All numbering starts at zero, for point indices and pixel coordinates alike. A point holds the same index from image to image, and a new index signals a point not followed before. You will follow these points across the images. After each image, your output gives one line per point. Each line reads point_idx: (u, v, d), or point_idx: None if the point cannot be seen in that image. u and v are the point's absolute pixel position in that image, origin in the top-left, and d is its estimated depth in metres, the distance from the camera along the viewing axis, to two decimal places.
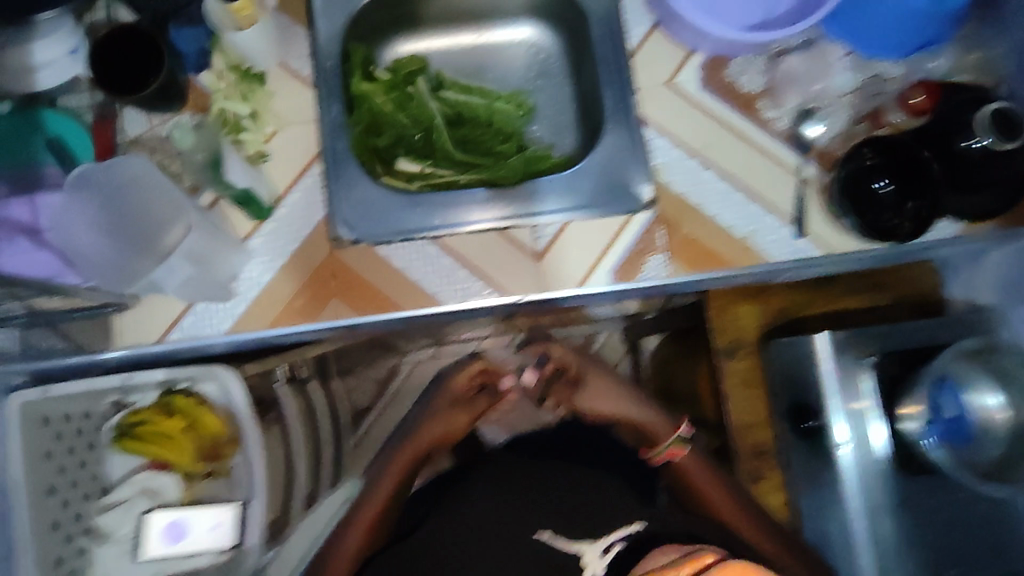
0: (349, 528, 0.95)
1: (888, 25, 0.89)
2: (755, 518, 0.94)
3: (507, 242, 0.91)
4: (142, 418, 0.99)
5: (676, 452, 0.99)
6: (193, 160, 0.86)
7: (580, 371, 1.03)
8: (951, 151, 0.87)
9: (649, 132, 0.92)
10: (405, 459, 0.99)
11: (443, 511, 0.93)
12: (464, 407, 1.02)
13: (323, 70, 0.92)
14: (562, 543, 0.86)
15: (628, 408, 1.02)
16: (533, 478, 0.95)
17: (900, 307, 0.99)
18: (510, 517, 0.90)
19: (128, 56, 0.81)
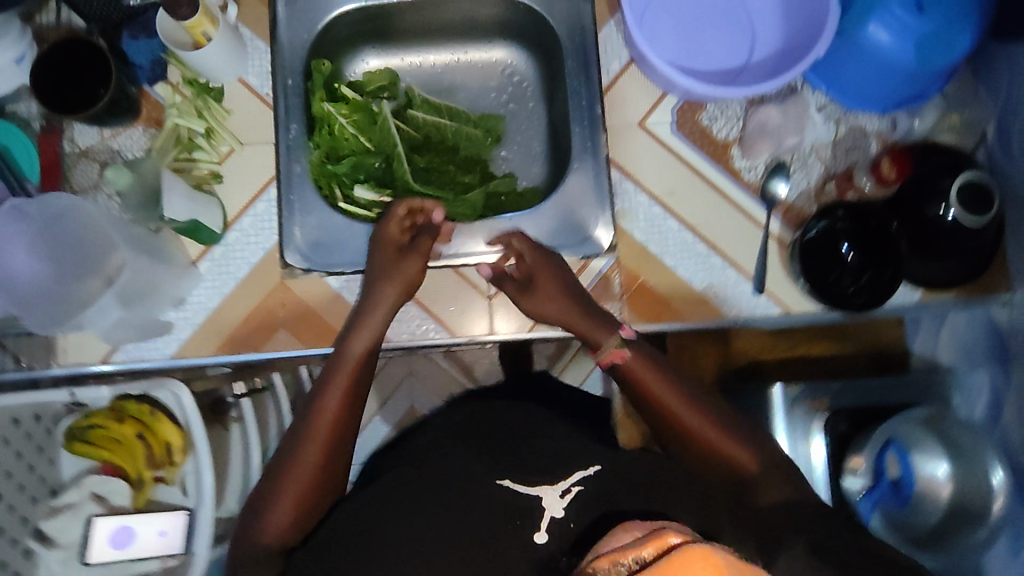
0: (297, 439, 0.72)
1: (866, 79, 0.85)
2: (739, 436, 0.74)
3: (462, 282, 0.90)
4: (93, 421, 0.87)
5: (619, 354, 0.77)
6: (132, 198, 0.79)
7: (532, 270, 0.82)
8: (924, 217, 0.83)
9: (615, 175, 0.90)
10: (360, 346, 0.78)
11: (405, 465, 0.75)
12: (397, 268, 0.81)
13: (284, 88, 0.88)
14: (520, 489, 0.67)
15: (571, 310, 0.80)
16: (527, 429, 0.75)
17: (862, 357, 0.97)
18: (472, 470, 0.71)
19: (77, 71, 0.78)
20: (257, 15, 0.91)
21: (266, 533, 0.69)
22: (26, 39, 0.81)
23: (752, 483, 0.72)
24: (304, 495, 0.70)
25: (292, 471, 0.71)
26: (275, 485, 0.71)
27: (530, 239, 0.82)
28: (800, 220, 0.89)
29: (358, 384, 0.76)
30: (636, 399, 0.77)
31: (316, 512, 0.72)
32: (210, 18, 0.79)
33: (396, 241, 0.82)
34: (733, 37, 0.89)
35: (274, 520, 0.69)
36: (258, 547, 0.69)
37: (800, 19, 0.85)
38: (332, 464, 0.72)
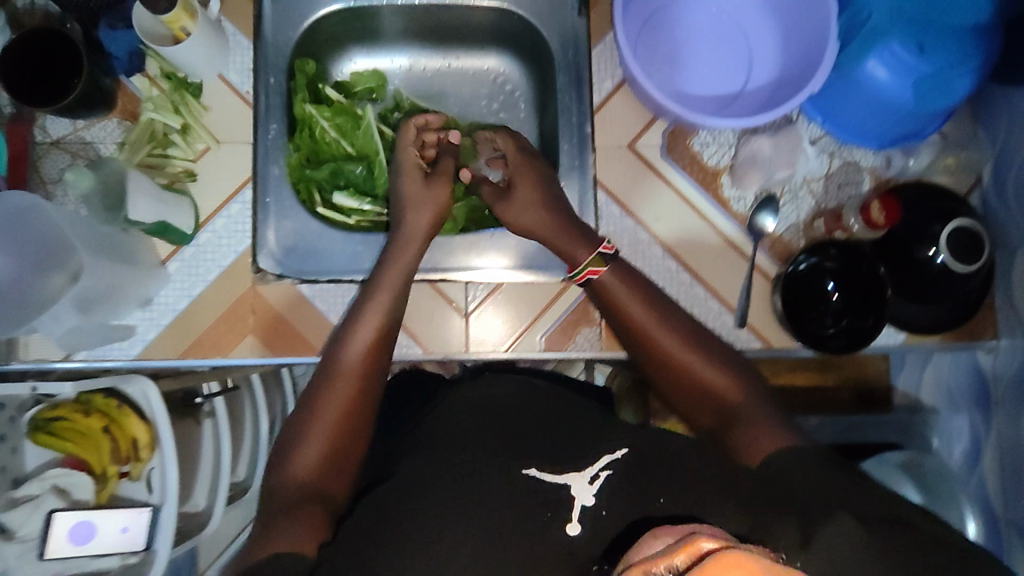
0: (326, 376, 0.69)
1: (863, 114, 0.83)
2: (724, 368, 0.69)
3: (439, 298, 0.87)
4: (59, 412, 0.81)
5: (596, 271, 0.76)
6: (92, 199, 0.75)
7: (513, 172, 0.82)
8: (914, 260, 0.82)
9: (601, 197, 0.88)
10: (390, 289, 0.74)
11: (423, 447, 0.66)
12: (424, 198, 0.80)
13: (265, 86, 0.85)
14: (549, 477, 0.59)
15: (549, 217, 0.79)
16: (554, 407, 0.69)
17: (845, 390, 0.95)
18: (485, 450, 0.63)
19: (48, 62, 0.75)
20: (241, 10, 0.87)
21: (294, 475, 0.63)
22: None
23: (736, 415, 0.66)
24: (336, 434, 0.66)
25: (323, 407, 0.67)
26: (303, 423, 0.66)
27: (517, 141, 0.84)
28: (787, 253, 0.87)
29: (378, 352, 0.71)
30: (617, 328, 0.74)
31: (347, 462, 0.66)
32: (189, 14, 0.76)
33: (416, 164, 0.82)
34: (729, 63, 0.87)
35: (302, 459, 0.64)
36: (287, 489, 0.63)
37: (799, 49, 0.83)
38: (363, 403, 0.68)
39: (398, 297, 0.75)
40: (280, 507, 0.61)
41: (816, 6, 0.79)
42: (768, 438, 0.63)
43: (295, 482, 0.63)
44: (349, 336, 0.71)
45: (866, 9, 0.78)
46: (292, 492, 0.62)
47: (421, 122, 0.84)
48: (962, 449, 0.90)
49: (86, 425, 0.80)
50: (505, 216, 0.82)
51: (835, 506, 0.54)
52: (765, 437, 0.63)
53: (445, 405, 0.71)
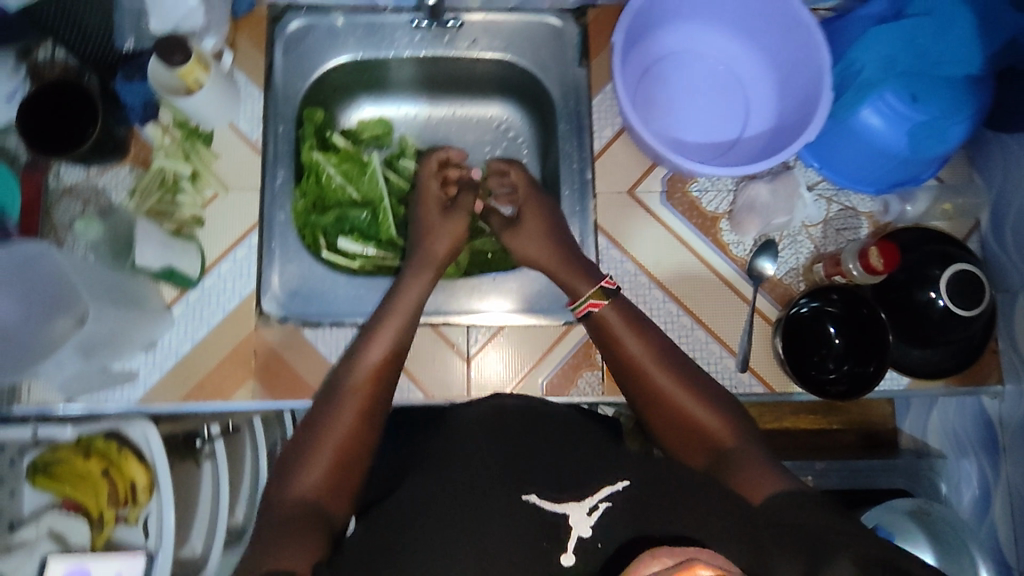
0: (335, 398, 0.70)
1: (857, 161, 0.85)
2: (721, 405, 0.70)
3: (441, 342, 0.87)
4: (60, 454, 0.80)
5: (597, 304, 0.76)
6: (102, 245, 0.81)
7: (521, 204, 0.86)
8: (914, 302, 0.82)
9: (603, 242, 0.88)
10: (401, 318, 0.76)
11: (430, 465, 0.65)
12: (443, 225, 0.84)
13: (274, 134, 0.88)
14: (547, 505, 0.59)
15: (553, 255, 0.82)
16: (560, 435, 0.68)
17: (851, 433, 0.95)
18: (491, 475, 0.62)
19: (63, 112, 0.77)
20: (253, 62, 0.89)
21: (296, 492, 0.63)
22: (14, 75, 0.80)
23: (732, 454, 0.66)
24: (339, 454, 0.66)
25: (328, 429, 0.68)
26: (307, 443, 0.67)
27: (528, 174, 0.87)
28: (787, 297, 0.88)
29: (381, 379, 0.72)
30: (614, 361, 0.75)
31: (348, 483, 0.66)
32: (203, 66, 0.79)
33: (435, 198, 0.86)
34: (726, 113, 0.89)
35: (305, 476, 0.64)
36: (287, 505, 0.62)
37: (794, 100, 0.85)
38: (368, 427, 0.69)
39: (409, 326, 0.76)
40: (278, 523, 0.61)
41: (810, 60, 0.82)
42: (768, 477, 0.63)
43: (296, 498, 0.63)
44: (359, 360, 0.73)
45: (857, 61, 0.81)
46: (292, 506, 0.62)
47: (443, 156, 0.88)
48: (972, 496, 0.89)
49: (85, 469, 0.78)
50: (514, 246, 0.84)
51: (842, 545, 0.55)
52: (764, 475, 0.63)
53: (447, 429, 0.71)
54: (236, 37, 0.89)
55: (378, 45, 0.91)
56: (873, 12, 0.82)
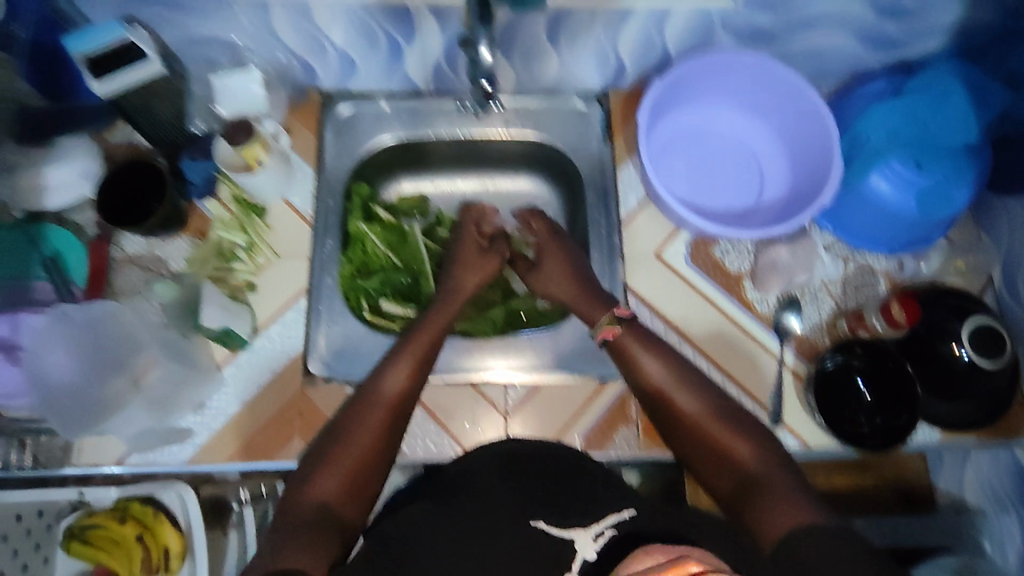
0: (358, 409, 0.75)
1: (870, 223, 0.90)
2: (742, 432, 0.73)
3: (481, 400, 0.89)
4: (94, 519, 0.80)
5: (611, 331, 0.81)
6: (173, 308, 0.83)
7: (543, 247, 0.92)
8: (937, 354, 0.85)
9: (633, 301, 0.93)
10: (424, 344, 0.81)
11: (447, 497, 0.74)
12: (476, 262, 0.92)
13: (325, 207, 0.95)
14: (554, 531, 0.69)
15: (568, 286, 0.87)
16: (570, 472, 0.77)
17: (889, 493, 0.91)
18: (511, 511, 0.72)
19: (138, 188, 0.85)
20: (306, 143, 0.97)
21: (312, 495, 0.69)
22: (93, 157, 0.88)
23: (758, 483, 0.69)
24: (355, 464, 0.72)
25: (349, 437, 0.73)
26: (329, 449, 0.72)
27: (549, 222, 0.95)
28: (814, 351, 0.91)
29: (405, 397, 0.77)
30: (632, 380, 0.80)
31: (362, 492, 0.71)
32: (264, 145, 0.88)
33: (475, 260, 0.92)
34: (743, 181, 0.96)
35: (324, 479, 0.70)
36: (303, 506, 0.69)
37: (806, 168, 0.92)
38: (386, 442, 0.74)
39: (431, 351, 0.81)
40: (295, 522, 0.67)
41: (820, 133, 0.89)
42: (786, 515, 0.65)
43: (311, 502, 0.69)
44: (382, 377, 0.77)
45: (865, 132, 0.89)
46: (310, 508, 0.68)
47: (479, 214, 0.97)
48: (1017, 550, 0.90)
49: (120, 533, 0.79)
50: (539, 286, 0.91)
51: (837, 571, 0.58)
52: (786, 506, 0.66)
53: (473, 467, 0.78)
54: (290, 121, 0.97)
55: (420, 126, 0.99)
56: (874, 90, 0.91)
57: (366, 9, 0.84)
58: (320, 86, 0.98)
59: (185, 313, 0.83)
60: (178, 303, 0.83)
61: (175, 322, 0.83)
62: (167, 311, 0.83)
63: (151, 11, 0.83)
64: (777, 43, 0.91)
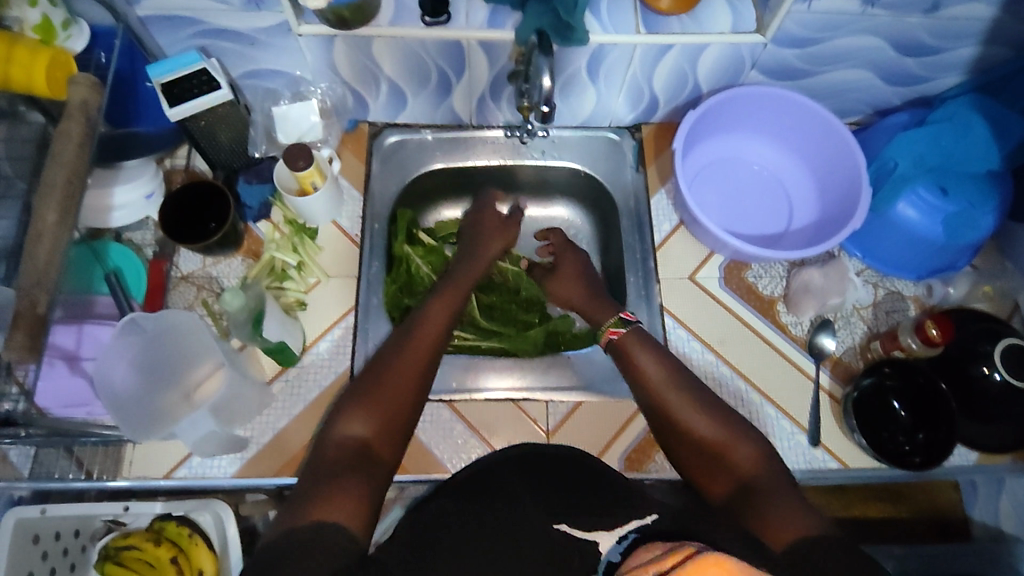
0: (385, 360, 0.79)
1: (898, 250, 0.94)
2: (739, 436, 0.74)
3: (523, 418, 0.91)
4: (129, 540, 0.78)
5: (614, 333, 0.86)
6: (237, 317, 0.83)
7: (560, 254, 1.01)
8: (968, 375, 0.89)
9: (669, 321, 0.96)
10: (439, 321, 0.85)
11: (469, 492, 0.72)
12: (496, 232, 0.99)
13: (371, 230, 0.99)
14: (579, 534, 0.65)
15: (576, 292, 0.95)
16: (586, 474, 0.75)
17: (921, 525, 0.96)
18: (529, 505, 0.70)
19: (198, 206, 0.89)
20: (355, 170, 1.02)
21: (347, 438, 0.73)
22: (155, 180, 0.92)
23: (757, 487, 0.70)
24: (389, 411, 0.75)
25: (380, 385, 0.77)
26: (360, 399, 0.76)
27: (565, 236, 1.03)
28: (849, 374, 0.93)
29: (433, 348, 0.82)
30: (634, 383, 0.82)
31: (394, 437, 0.75)
32: (319, 171, 0.91)
33: (495, 249, 0.98)
34: (772, 208, 1.01)
35: (356, 423, 0.74)
36: (339, 448, 0.72)
37: (834, 196, 0.96)
38: (412, 402, 0.78)
39: (446, 324, 0.85)
40: (329, 461, 0.71)
41: (848, 162, 0.94)
42: (791, 521, 0.66)
43: (345, 441, 0.73)
44: (399, 350, 0.80)
45: (892, 158, 0.92)
46: (345, 447, 0.72)
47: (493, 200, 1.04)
48: None
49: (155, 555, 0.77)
50: (553, 290, 0.99)
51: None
52: (786, 508, 0.68)
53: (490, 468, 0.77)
54: (341, 148, 1.03)
55: (462, 154, 1.05)
56: (897, 123, 0.96)
57: (421, 45, 0.88)
58: (370, 118, 1.04)
59: (247, 324, 0.83)
60: (240, 314, 0.83)
61: (237, 327, 0.84)
62: (231, 317, 0.83)
63: (220, 46, 0.88)
64: (803, 79, 0.96)
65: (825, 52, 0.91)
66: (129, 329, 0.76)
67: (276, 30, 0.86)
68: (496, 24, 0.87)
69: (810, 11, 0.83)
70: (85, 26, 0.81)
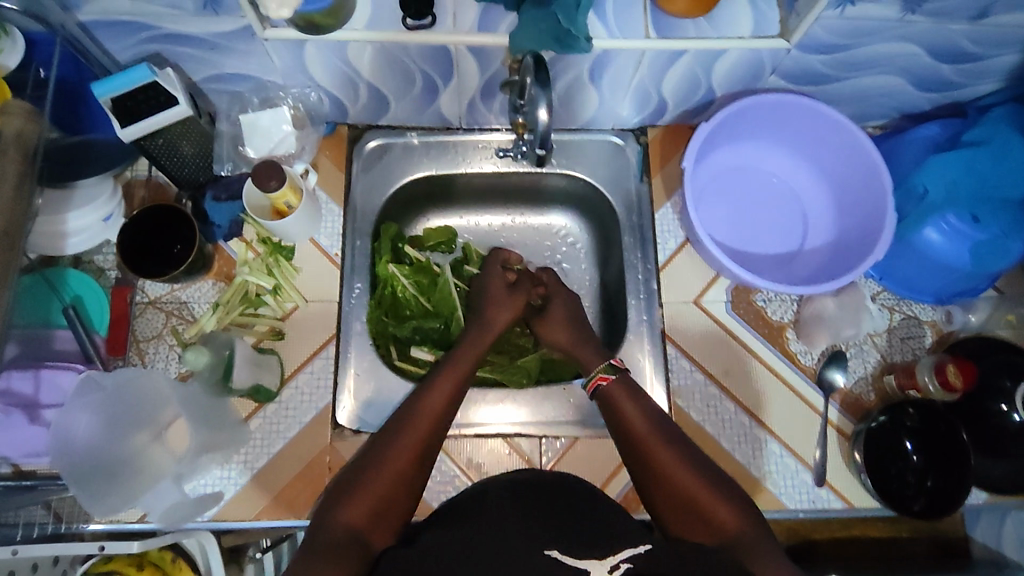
0: (385, 440, 0.72)
1: (919, 275, 0.88)
2: (722, 494, 0.71)
3: (515, 455, 0.87)
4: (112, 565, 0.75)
5: (604, 377, 0.81)
6: (205, 375, 0.79)
7: (551, 293, 0.92)
8: (985, 411, 0.84)
9: (670, 350, 0.90)
10: (446, 391, 0.77)
11: (452, 527, 0.68)
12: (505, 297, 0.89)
13: (352, 248, 0.91)
14: (568, 559, 0.60)
15: (564, 329, 0.88)
16: (569, 501, 0.72)
17: (920, 542, 0.88)
18: (522, 531, 0.65)
19: (161, 232, 0.82)
20: (333, 180, 0.94)
21: (341, 520, 0.67)
22: (114, 198, 0.84)
23: (738, 543, 0.67)
24: (386, 493, 0.69)
25: (376, 468, 0.70)
26: (353, 483, 0.69)
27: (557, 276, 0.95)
28: (858, 407, 0.89)
29: (439, 426, 0.74)
30: (616, 432, 0.78)
31: (390, 520, 0.69)
32: (293, 190, 0.83)
33: (502, 311, 0.87)
34: (786, 225, 0.93)
35: (349, 506, 0.68)
36: (331, 531, 0.66)
37: (854, 216, 0.89)
38: (411, 479, 0.71)
39: (455, 397, 0.77)
40: (320, 546, 0.65)
41: (872, 182, 0.86)
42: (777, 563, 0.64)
43: (339, 523, 0.67)
44: (399, 430, 0.73)
45: (922, 183, 0.84)
46: (335, 532, 0.66)
47: (505, 258, 0.94)
48: None
49: None
50: (537, 331, 0.91)
51: None
52: (773, 569, 0.65)
53: (473, 501, 0.74)
54: (318, 156, 0.94)
55: (451, 160, 0.96)
56: (927, 135, 0.88)
57: (403, 50, 0.78)
58: (349, 120, 0.94)
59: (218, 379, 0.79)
60: (208, 372, 0.79)
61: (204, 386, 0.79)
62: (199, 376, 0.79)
63: (175, 50, 0.77)
64: (828, 85, 0.87)
65: (857, 58, 0.81)
66: (87, 387, 0.72)
67: (235, 35, 0.75)
68: (488, 26, 0.77)
69: (842, 17, 0.72)
70: (20, 39, 0.71)
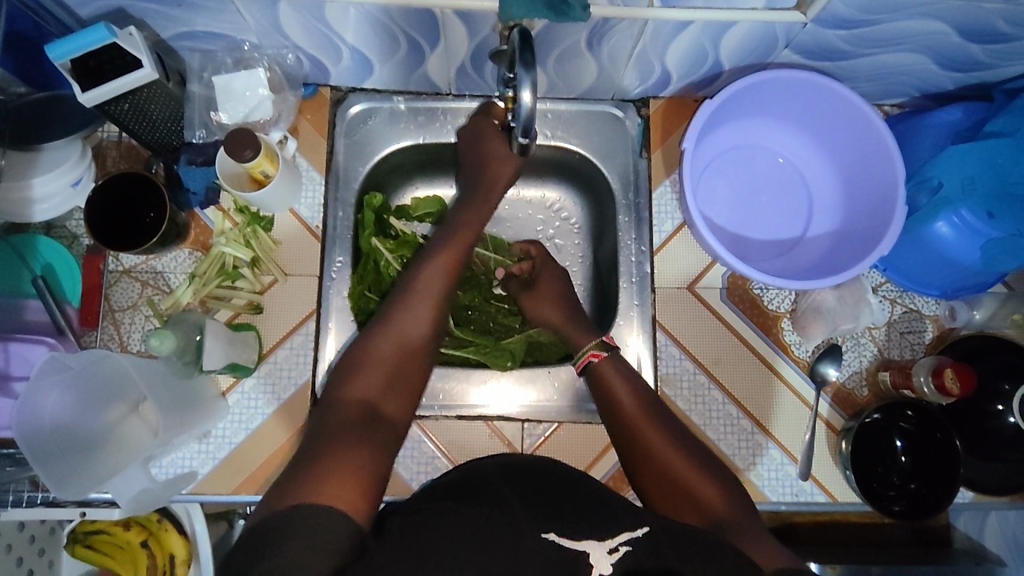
0: (395, 306, 0.69)
1: (923, 266, 0.84)
2: (710, 476, 0.67)
3: (496, 438, 0.86)
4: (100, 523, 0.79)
5: (597, 354, 0.78)
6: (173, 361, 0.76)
7: (538, 269, 0.90)
8: (981, 412, 0.82)
9: (661, 337, 0.88)
10: (454, 257, 0.73)
11: (448, 494, 0.61)
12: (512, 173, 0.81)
13: (334, 219, 0.87)
14: (568, 543, 0.54)
15: (552, 310, 0.85)
16: (568, 483, 0.66)
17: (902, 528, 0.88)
18: (523, 508, 0.58)
19: (130, 201, 0.78)
20: (315, 147, 0.90)
21: (353, 393, 0.63)
22: (81, 164, 0.81)
23: (728, 526, 0.63)
24: (397, 365, 0.66)
25: (383, 335, 0.67)
26: (362, 356, 0.66)
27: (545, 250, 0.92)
28: (849, 401, 0.86)
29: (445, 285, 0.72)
30: (608, 414, 0.74)
31: (406, 392, 0.66)
32: (269, 158, 0.78)
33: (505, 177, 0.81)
34: (790, 208, 0.89)
35: (362, 381, 0.64)
36: (345, 406, 0.62)
37: (863, 203, 0.84)
38: (421, 360, 0.67)
39: (462, 258, 0.74)
40: (335, 424, 0.60)
41: (885, 168, 0.81)
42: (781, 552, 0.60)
43: (353, 401, 0.62)
44: (407, 295, 0.70)
45: (937, 177, 0.79)
46: (350, 406, 0.62)
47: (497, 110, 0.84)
48: None
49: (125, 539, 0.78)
50: (527, 310, 0.88)
51: None
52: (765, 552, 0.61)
53: (466, 469, 0.67)
54: (298, 122, 0.89)
55: (438, 126, 0.91)
56: (947, 120, 0.82)
57: (384, 9, 0.71)
58: (331, 83, 0.89)
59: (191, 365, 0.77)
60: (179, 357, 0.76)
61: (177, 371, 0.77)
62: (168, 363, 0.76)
63: (138, 7, 0.72)
64: (844, 61, 0.80)
65: (879, 34, 0.74)
66: (55, 371, 0.70)
67: None
68: None
69: None
70: None
